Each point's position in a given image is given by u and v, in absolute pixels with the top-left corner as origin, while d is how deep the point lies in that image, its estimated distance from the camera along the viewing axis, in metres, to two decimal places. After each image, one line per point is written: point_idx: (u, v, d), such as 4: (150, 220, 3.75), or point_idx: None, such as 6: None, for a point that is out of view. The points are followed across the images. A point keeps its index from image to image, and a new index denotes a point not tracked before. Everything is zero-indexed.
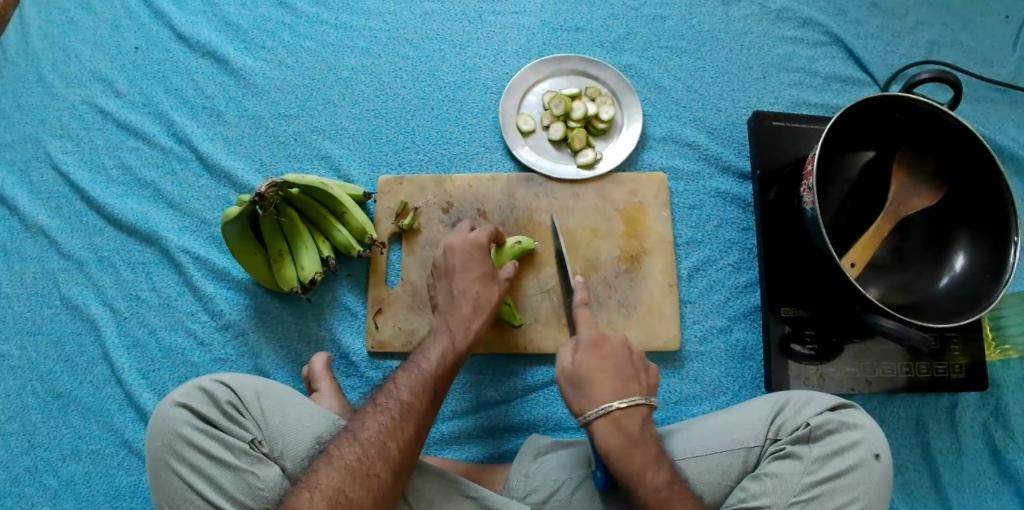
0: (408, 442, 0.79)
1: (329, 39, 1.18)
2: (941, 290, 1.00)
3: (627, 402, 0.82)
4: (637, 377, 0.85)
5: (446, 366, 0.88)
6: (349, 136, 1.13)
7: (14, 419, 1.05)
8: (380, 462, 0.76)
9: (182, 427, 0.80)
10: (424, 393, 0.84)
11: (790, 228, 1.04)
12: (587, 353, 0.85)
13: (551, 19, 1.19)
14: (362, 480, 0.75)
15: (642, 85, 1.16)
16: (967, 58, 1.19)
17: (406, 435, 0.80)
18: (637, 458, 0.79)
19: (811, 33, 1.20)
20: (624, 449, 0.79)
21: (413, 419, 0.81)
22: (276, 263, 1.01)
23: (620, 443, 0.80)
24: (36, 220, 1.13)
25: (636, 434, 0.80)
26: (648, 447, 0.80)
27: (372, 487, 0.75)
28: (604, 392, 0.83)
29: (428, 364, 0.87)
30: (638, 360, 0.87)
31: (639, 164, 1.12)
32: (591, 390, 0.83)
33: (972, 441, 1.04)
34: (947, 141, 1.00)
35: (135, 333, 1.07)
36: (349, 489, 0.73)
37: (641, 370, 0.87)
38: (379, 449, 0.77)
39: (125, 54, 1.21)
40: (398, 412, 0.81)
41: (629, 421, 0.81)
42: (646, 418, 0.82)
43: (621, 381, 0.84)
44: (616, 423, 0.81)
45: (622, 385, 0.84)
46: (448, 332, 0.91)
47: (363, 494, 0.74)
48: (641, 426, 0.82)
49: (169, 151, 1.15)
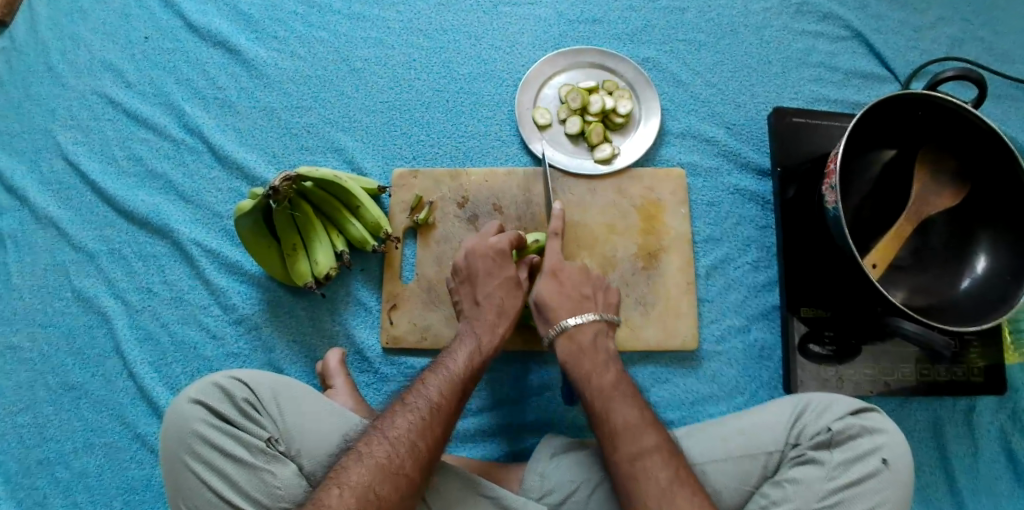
0: (437, 443, 0.79)
1: (341, 30, 1.16)
2: (962, 293, 0.99)
3: (581, 318, 0.88)
4: (592, 296, 0.91)
5: (475, 367, 0.87)
6: (362, 128, 1.12)
7: (24, 411, 1.05)
8: (410, 461, 0.76)
9: (197, 424, 0.79)
10: (453, 393, 0.83)
11: (811, 227, 1.03)
12: (546, 279, 0.91)
13: (568, 11, 1.17)
14: (390, 479, 0.74)
15: (660, 79, 1.14)
16: (989, 54, 1.17)
17: (435, 435, 0.79)
18: (585, 363, 0.85)
19: (832, 27, 1.18)
20: (574, 356, 0.86)
21: (442, 419, 0.80)
22: (290, 257, 0.99)
23: (569, 350, 0.87)
24: (46, 210, 1.11)
25: (586, 343, 0.87)
26: (598, 355, 0.86)
27: (401, 487, 0.74)
28: (561, 311, 0.89)
29: (457, 365, 0.86)
30: (598, 280, 0.93)
31: (657, 159, 1.10)
32: (548, 309, 0.89)
33: (989, 443, 1.04)
34: (972, 140, 0.98)
35: (148, 326, 1.06)
36: (378, 487, 0.73)
37: (598, 291, 0.93)
38: (408, 449, 0.76)
39: (135, 43, 1.19)
40: (427, 411, 0.80)
41: (582, 333, 0.87)
42: (599, 332, 0.88)
43: (579, 299, 0.90)
44: (570, 336, 0.87)
45: (577, 304, 0.90)
46: (475, 333, 0.90)
47: (392, 493, 0.74)
48: (594, 339, 0.88)
49: (180, 143, 1.13)
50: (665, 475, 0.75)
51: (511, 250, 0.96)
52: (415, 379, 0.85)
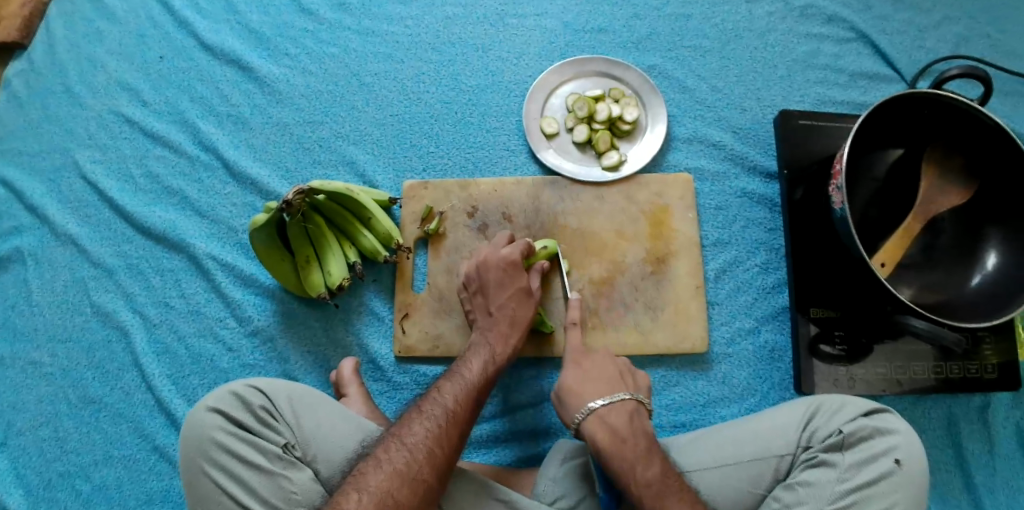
0: (453, 449, 0.80)
1: (351, 46, 1.18)
2: (972, 290, 0.98)
3: (610, 400, 0.86)
4: (623, 381, 0.90)
5: (489, 375, 0.89)
6: (373, 141, 1.14)
7: (46, 424, 1.07)
8: (427, 467, 0.77)
9: (215, 432, 0.81)
10: (468, 400, 0.85)
11: (818, 227, 1.03)
12: (571, 367, 0.92)
13: (574, 21, 1.18)
14: (409, 485, 0.75)
15: (666, 85, 1.15)
16: (997, 52, 1.17)
17: (452, 442, 0.80)
18: (625, 451, 0.81)
19: (837, 29, 1.18)
20: (610, 444, 0.82)
21: (458, 426, 0.82)
22: (303, 269, 1.01)
23: (606, 438, 0.83)
24: (66, 228, 1.14)
25: (622, 429, 0.84)
26: (637, 445, 0.82)
27: (419, 492, 0.75)
28: (589, 393, 0.88)
29: (471, 374, 0.88)
30: (625, 368, 0.93)
31: (664, 165, 1.11)
32: (576, 397, 0.88)
33: (1004, 442, 1.03)
34: (979, 138, 0.99)
35: (165, 340, 1.08)
36: (398, 493, 0.74)
37: (627, 377, 0.91)
38: (427, 455, 0.78)
39: (150, 64, 1.22)
40: (443, 417, 0.81)
41: (614, 416, 0.85)
42: (631, 414, 0.85)
43: (607, 382, 0.89)
44: (602, 419, 0.85)
45: (607, 386, 0.89)
46: (489, 341, 0.93)
47: (411, 498, 0.75)
48: (630, 423, 0.85)
49: (195, 159, 1.16)
50: None
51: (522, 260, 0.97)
52: (430, 387, 0.87)
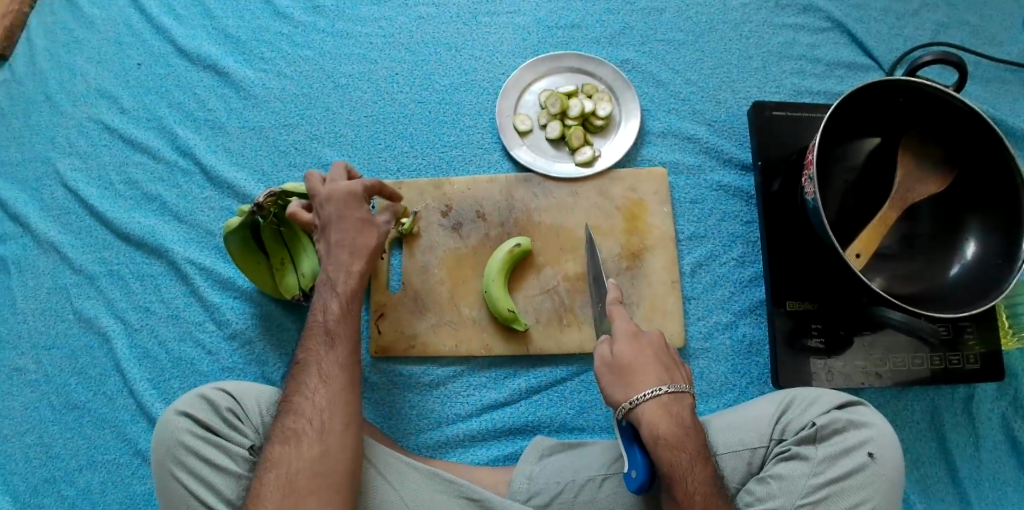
0: (318, 396, 0.81)
1: (326, 48, 1.19)
2: (951, 280, 0.97)
3: (675, 389, 0.77)
4: (677, 369, 0.81)
5: (344, 313, 0.87)
6: (348, 142, 1.14)
7: (32, 431, 1.07)
8: (295, 417, 0.80)
9: (183, 435, 0.81)
10: (325, 342, 0.84)
11: (793, 220, 1.03)
12: (627, 341, 0.80)
13: (546, 17, 1.18)
14: (281, 440, 0.78)
15: (639, 79, 1.15)
16: (975, 37, 1.16)
17: (315, 390, 0.81)
18: (687, 447, 0.75)
19: (813, 19, 1.17)
20: (676, 439, 0.75)
21: (319, 373, 0.82)
22: (278, 271, 1.01)
23: (671, 430, 0.75)
24: (48, 236, 1.14)
25: (687, 423, 0.77)
26: (694, 441, 0.76)
27: (291, 441, 0.78)
28: (648, 378, 0.78)
29: (324, 316, 0.87)
30: (676, 356, 0.83)
31: (638, 159, 1.10)
32: (634, 376, 0.78)
33: (989, 433, 1.02)
34: (955, 125, 0.97)
35: (146, 344, 1.08)
36: (273, 452, 0.78)
37: (678, 364, 0.82)
38: (291, 411, 0.80)
39: (129, 71, 1.21)
40: (306, 370, 0.83)
41: (679, 408, 0.77)
42: (692, 407, 0.78)
43: (666, 370, 0.79)
44: (667, 408, 0.76)
45: (664, 372, 0.79)
46: None
47: (287, 451, 0.77)
48: (691, 416, 0.78)
49: (172, 164, 1.16)
50: None
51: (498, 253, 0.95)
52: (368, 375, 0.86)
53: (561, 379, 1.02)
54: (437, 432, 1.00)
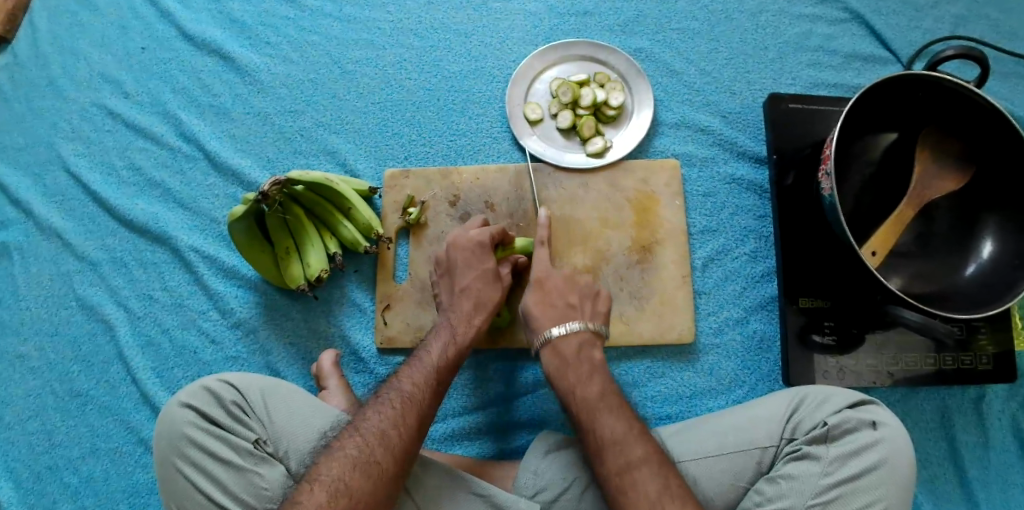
0: (411, 434, 0.79)
1: (333, 33, 1.16)
2: (967, 278, 0.95)
3: (564, 328, 0.88)
4: (585, 304, 0.92)
5: (451, 357, 0.88)
6: (354, 130, 1.12)
7: (34, 418, 1.06)
8: (382, 450, 0.76)
9: (187, 427, 0.80)
10: (427, 384, 0.84)
11: (808, 215, 1.01)
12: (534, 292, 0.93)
13: (558, 4, 1.15)
14: (363, 471, 0.74)
15: (653, 69, 1.12)
16: (996, 32, 1.13)
17: (409, 427, 0.79)
18: (570, 374, 0.85)
19: (830, 10, 1.15)
20: (559, 371, 0.86)
21: (416, 413, 0.80)
22: (283, 260, 1.00)
23: (553, 364, 0.87)
24: (51, 222, 1.12)
25: (570, 356, 0.87)
26: (581, 369, 0.85)
27: (373, 476, 0.74)
28: (543, 321, 0.90)
29: (431, 356, 0.87)
30: (589, 290, 0.93)
31: (650, 151, 1.08)
32: (534, 320, 0.90)
33: (999, 435, 1.01)
34: (975, 120, 0.94)
35: (149, 332, 1.07)
36: (349, 478, 0.74)
37: (591, 299, 0.93)
38: (379, 438, 0.77)
39: (132, 55, 1.19)
40: (400, 404, 0.81)
41: (567, 346, 0.87)
42: (583, 342, 0.88)
43: (563, 309, 0.90)
44: (555, 348, 0.88)
45: (562, 314, 0.90)
46: (451, 321, 0.91)
47: (364, 482, 0.74)
48: (582, 351, 0.87)
49: (177, 151, 1.13)
50: None
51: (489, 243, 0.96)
52: (392, 372, 0.86)
53: None
54: (444, 424, 1.00)
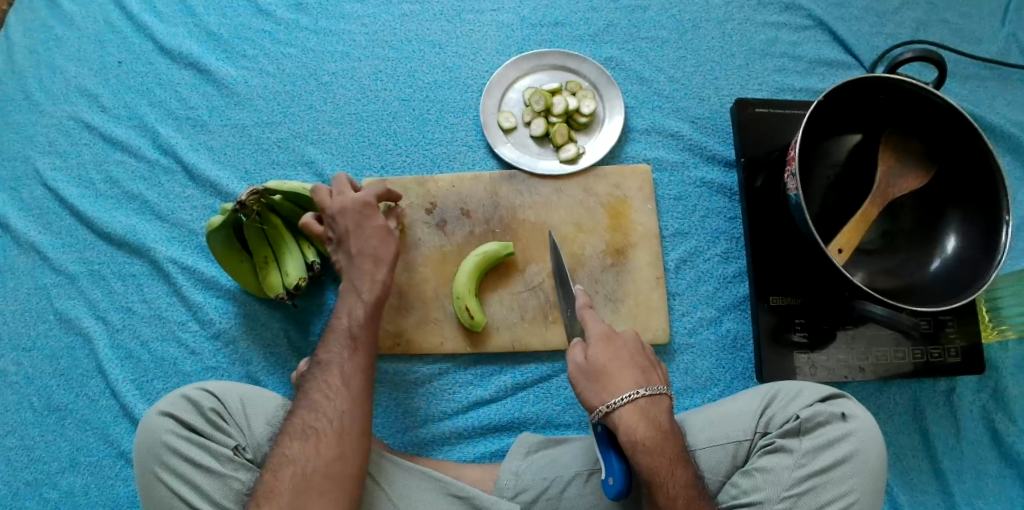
0: (339, 399, 0.81)
1: (309, 45, 1.18)
2: (932, 274, 0.98)
3: (652, 391, 0.77)
4: (653, 369, 0.81)
5: (363, 314, 0.90)
6: (331, 140, 1.13)
7: (12, 434, 1.05)
8: (315, 417, 0.79)
9: (165, 435, 0.80)
10: (342, 345, 0.86)
11: (777, 215, 1.03)
12: (600, 344, 0.80)
13: (530, 15, 1.18)
14: (301, 438, 0.78)
15: (623, 77, 1.15)
16: (954, 36, 1.17)
17: (336, 394, 0.82)
18: (667, 450, 0.76)
19: (794, 17, 1.18)
20: (654, 443, 0.75)
21: (340, 376, 0.83)
22: (261, 269, 1.00)
23: (649, 434, 0.75)
24: (28, 236, 1.12)
25: (664, 427, 0.77)
26: (669, 445, 0.76)
27: (313, 442, 0.78)
28: (623, 382, 0.78)
29: (342, 318, 0.89)
30: (651, 355, 0.83)
31: (622, 156, 1.11)
32: (610, 380, 0.78)
33: (971, 426, 1.03)
34: (933, 120, 0.98)
35: (128, 345, 1.07)
36: (290, 449, 0.77)
37: (654, 363, 0.82)
38: (310, 409, 0.80)
39: (109, 69, 1.20)
40: (324, 373, 0.83)
41: (655, 410, 0.77)
42: (667, 409, 0.79)
43: (641, 371, 0.79)
44: (644, 412, 0.76)
45: (639, 376, 0.79)
46: (356, 286, 0.92)
47: (304, 446, 0.77)
48: (667, 419, 0.78)
49: (155, 163, 1.14)
50: None
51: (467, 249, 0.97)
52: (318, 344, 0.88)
53: (548, 376, 1.02)
54: (424, 430, 1.00)
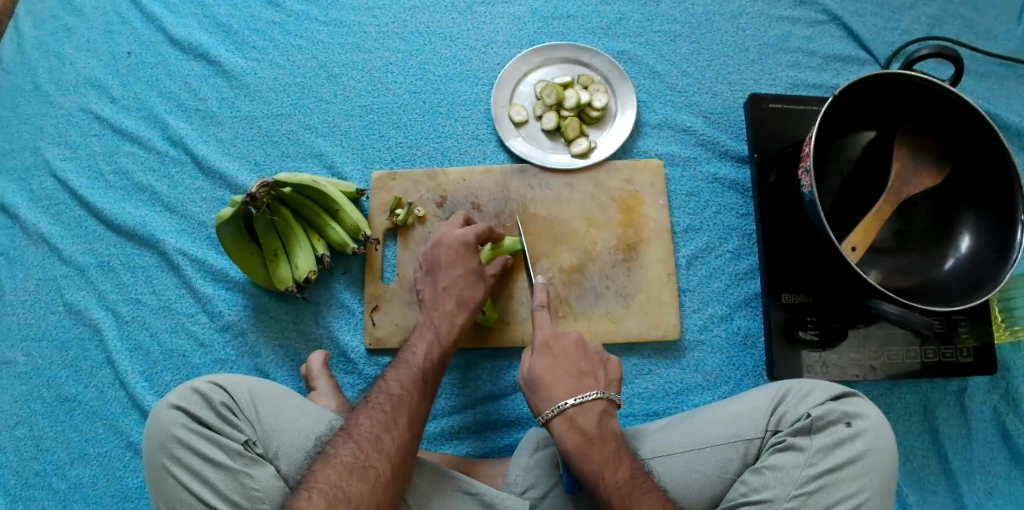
0: (403, 436, 0.79)
1: (319, 37, 1.17)
2: (946, 273, 0.97)
3: (580, 399, 0.81)
4: (593, 374, 0.85)
5: (437, 356, 0.88)
6: (341, 132, 1.13)
7: (21, 423, 1.06)
8: (377, 455, 0.77)
9: (177, 428, 0.80)
10: (414, 384, 0.84)
11: (789, 211, 1.02)
12: (540, 355, 0.85)
13: (542, 7, 1.17)
14: (359, 476, 0.75)
15: (636, 71, 1.14)
16: (970, 32, 1.16)
17: (401, 431, 0.79)
18: (596, 454, 0.78)
19: (809, 11, 1.17)
20: (582, 448, 0.79)
21: (407, 414, 0.81)
22: (271, 262, 1.00)
23: (576, 441, 0.79)
24: (37, 227, 1.12)
25: (593, 432, 0.80)
26: (606, 448, 0.79)
27: (370, 480, 0.75)
28: (557, 391, 0.82)
29: (418, 357, 0.87)
30: (598, 358, 0.87)
31: (634, 151, 1.10)
32: (544, 389, 0.83)
33: (982, 426, 1.02)
34: (949, 117, 0.97)
35: (137, 337, 1.07)
36: (347, 485, 0.74)
37: (599, 368, 0.86)
38: (372, 442, 0.77)
39: (119, 60, 1.19)
40: (391, 409, 0.81)
41: (584, 418, 0.81)
42: (601, 414, 0.82)
43: (577, 378, 0.84)
44: (572, 422, 0.81)
45: (576, 384, 0.83)
46: (433, 322, 0.92)
47: (361, 487, 0.74)
48: (602, 424, 0.81)
49: (164, 155, 1.14)
50: None
51: (479, 243, 0.97)
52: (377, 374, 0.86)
53: None
54: (432, 424, 1.00)
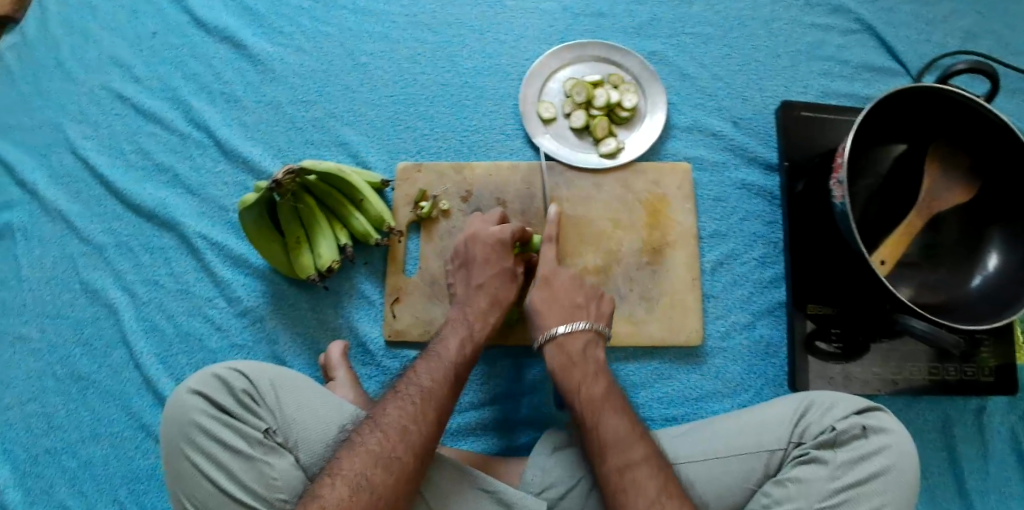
0: (430, 429, 0.78)
1: (347, 24, 1.16)
2: (973, 291, 0.96)
3: (570, 327, 0.88)
4: (586, 308, 0.91)
5: (467, 354, 0.88)
6: (367, 122, 1.12)
7: (34, 400, 1.05)
8: (402, 446, 0.76)
9: (197, 414, 0.79)
10: (445, 378, 0.83)
11: (818, 222, 1.01)
12: (538, 290, 0.92)
13: (574, 4, 1.16)
14: (384, 466, 0.74)
15: (666, 72, 1.13)
16: (1005, 48, 1.15)
17: (429, 423, 0.79)
18: (575, 375, 0.85)
19: (843, 20, 1.16)
20: (564, 369, 0.86)
21: (435, 407, 0.80)
22: (293, 250, 0.99)
23: (560, 362, 0.86)
24: (56, 204, 1.11)
25: (576, 354, 0.87)
26: (585, 368, 0.85)
27: (395, 471, 0.74)
28: (550, 320, 0.90)
29: (449, 351, 0.87)
30: (596, 297, 0.93)
31: (662, 153, 1.09)
32: (539, 319, 0.90)
33: (999, 446, 1.02)
34: (983, 134, 0.95)
35: (154, 318, 1.06)
36: (371, 473, 0.73)
37: (594, 303, 0.92)
38: (399, 433, 0.76)
39: (143, 39, 1.18)
40: (420, 401, 0.80)
41: (571, 343, 0.88)
42: (588, 343, 0.88)
43: (570, 310, 0.90)
44: (561, 347, 0.88)
45: (567, 313, 0.90)
46: (468, 318, 0.91)
47: (385, 478, 0.73)
48: (588, 353, 0.87)
49: (186, 136, 1.13)
50: (653, 485, 0.75)
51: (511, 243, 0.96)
52: (407, 367, 0.86)
53: None
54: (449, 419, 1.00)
